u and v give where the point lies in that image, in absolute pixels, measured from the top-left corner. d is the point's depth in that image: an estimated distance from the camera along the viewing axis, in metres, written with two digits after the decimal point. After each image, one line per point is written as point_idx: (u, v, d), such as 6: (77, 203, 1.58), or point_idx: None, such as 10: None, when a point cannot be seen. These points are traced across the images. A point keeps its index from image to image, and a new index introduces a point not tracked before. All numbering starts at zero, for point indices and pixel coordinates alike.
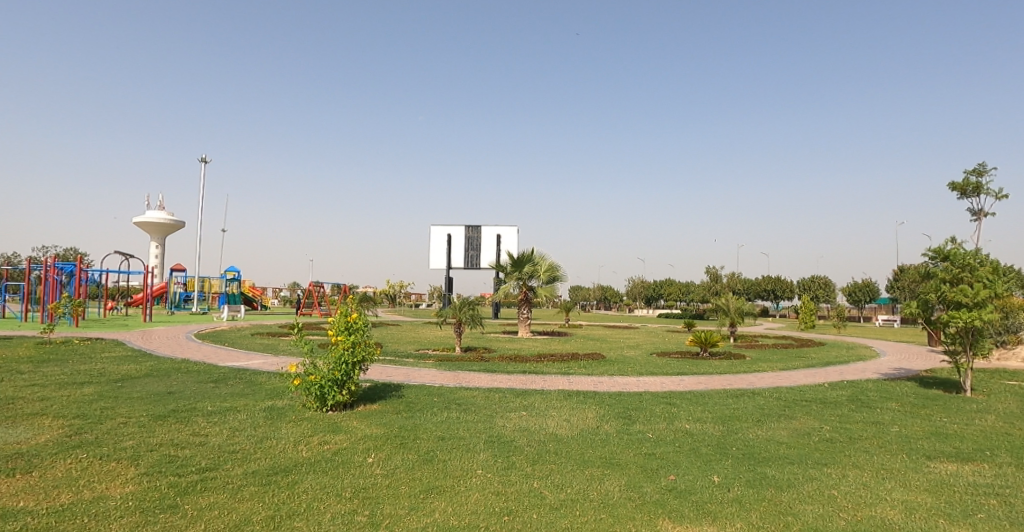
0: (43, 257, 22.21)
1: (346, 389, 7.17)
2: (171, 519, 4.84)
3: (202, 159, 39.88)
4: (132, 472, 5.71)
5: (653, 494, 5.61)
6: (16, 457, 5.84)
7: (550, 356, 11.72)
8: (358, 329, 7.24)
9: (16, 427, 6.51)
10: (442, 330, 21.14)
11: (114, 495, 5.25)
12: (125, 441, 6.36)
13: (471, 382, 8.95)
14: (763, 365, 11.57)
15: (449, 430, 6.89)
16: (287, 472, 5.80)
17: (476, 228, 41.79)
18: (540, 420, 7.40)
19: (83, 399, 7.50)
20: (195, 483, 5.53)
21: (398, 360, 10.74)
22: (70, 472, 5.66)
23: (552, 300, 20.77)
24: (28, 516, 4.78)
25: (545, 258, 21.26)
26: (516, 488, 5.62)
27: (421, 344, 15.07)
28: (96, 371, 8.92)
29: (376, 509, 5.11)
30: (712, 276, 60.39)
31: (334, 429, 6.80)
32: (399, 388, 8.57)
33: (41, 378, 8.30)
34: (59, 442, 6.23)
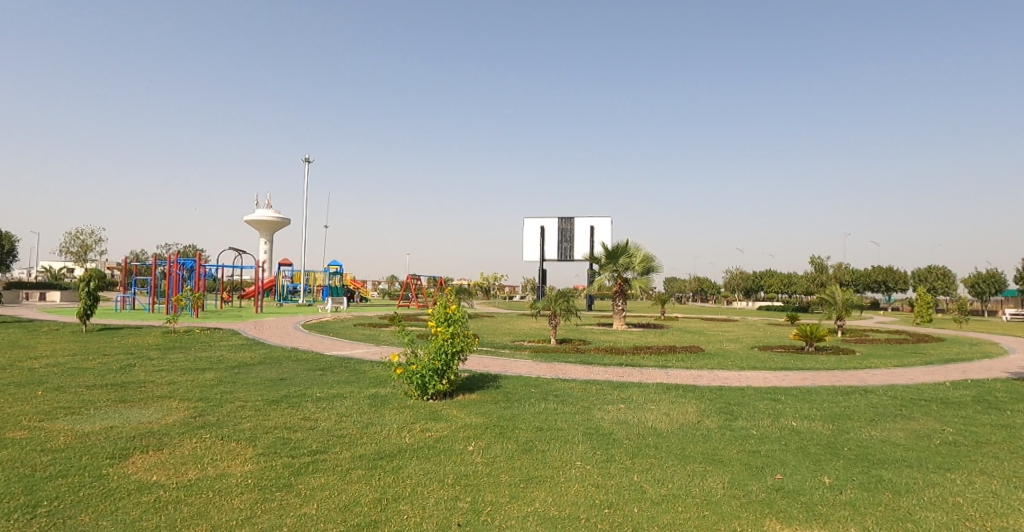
0: (170, 255, 23.97)
1: (446, 379, 7.25)
2: (286, 497, 5.16)
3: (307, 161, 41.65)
4: (250, 452, 6.12)
5: (758, 493, 5.36)
6: (148, 436, 6.49)
7: (648, 348, 11.48)
8: (456, 319, 7.28)
9: (150, 408, 7.13)
10: (538, 320, 21.30)
11: (235, 472, 5.68)
12: (244, 423, 6.77)
13: (568, 373, 8.92)
14: (875, 361, 10.84)
15: (547, 421, 6.86)
16: (392, 457, 5.99)
17: (570, 219, 41.82)
18: (640, 413, 7.24)
19: (206, 382, 8.12)
20: (307, 464, 5.85)
21: (495, 351, 10.89)
22: (195, 450, 6.18)
23: (648, 292, 20.40)
24: (161, 489, 5.33)
25: (639, 250, 20.92)
26: (616, 481, 5.55)
27: (517, 335, 15.22)
28: (216, 357, 9.61)
29: (477, 496, 5.20)
30: (817, 268, 57.38)
31: (435, 417, 6.91)
32: (499, 379, 8.64)
33: (169, 363, 9.02)
34: (185, 422, 6.76)
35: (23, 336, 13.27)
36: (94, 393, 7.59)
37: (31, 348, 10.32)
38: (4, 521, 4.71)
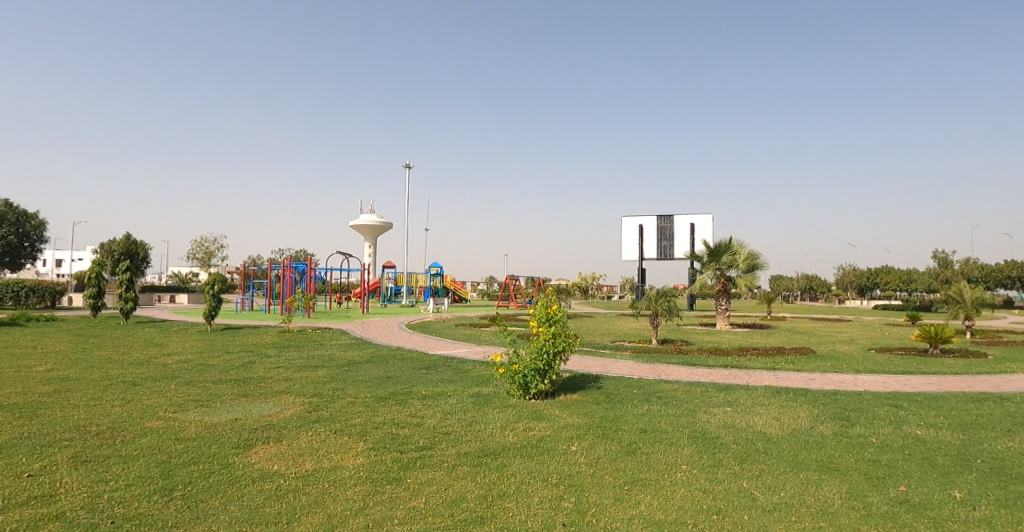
0: (283, 259, 25.88)
1: (548, 378, 7.33)
2: (396, 490, 5.38)
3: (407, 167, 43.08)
4: (361, 446, 6.43)
5: (880, 505, 5.05)
6: (269, 428, 6.97)
7: (753, 350, 11.09)
8: (557, 319, 7.35)
9: (270, 402, 7.65)
10: (636, 321, 21.06)
11: (348, 465, 5.99)
12: (355, 418, 7.12)
13: (670, 375, 8.78)
14: (1013, 366, 9.87)
15: (651, 423, 6.77)
16: (496, 455, 6.11)
17: (668, 218, 41.34)
18: (748, 417, 7.01)
19: (318, 379, 8.64)
20: (415, 459, 6.07)
21: (595, 351, 10.91)
22: (311, 443, 6.57)
23: (753, 291, 19.74)
24: (282, 479, 5.71)
25: (743, 247, 20.32)
26: (725, 487, 5.39)
27: (617, 336, 15.11)
28: (327, 356, 10.18)
29: (581, 497, 5.21)
30: (941, 263, 53.07)
31: (538, 417, 6.99)
32: (600, 380, 8.65)
33: (284, 361, 9.65)
34: (302, 416, 7.22)
35: (159, 334, 14.76)
36: (220, 387, 8.27)
37: (170, 346, 11.49)
38: (148, 502, 5.23)
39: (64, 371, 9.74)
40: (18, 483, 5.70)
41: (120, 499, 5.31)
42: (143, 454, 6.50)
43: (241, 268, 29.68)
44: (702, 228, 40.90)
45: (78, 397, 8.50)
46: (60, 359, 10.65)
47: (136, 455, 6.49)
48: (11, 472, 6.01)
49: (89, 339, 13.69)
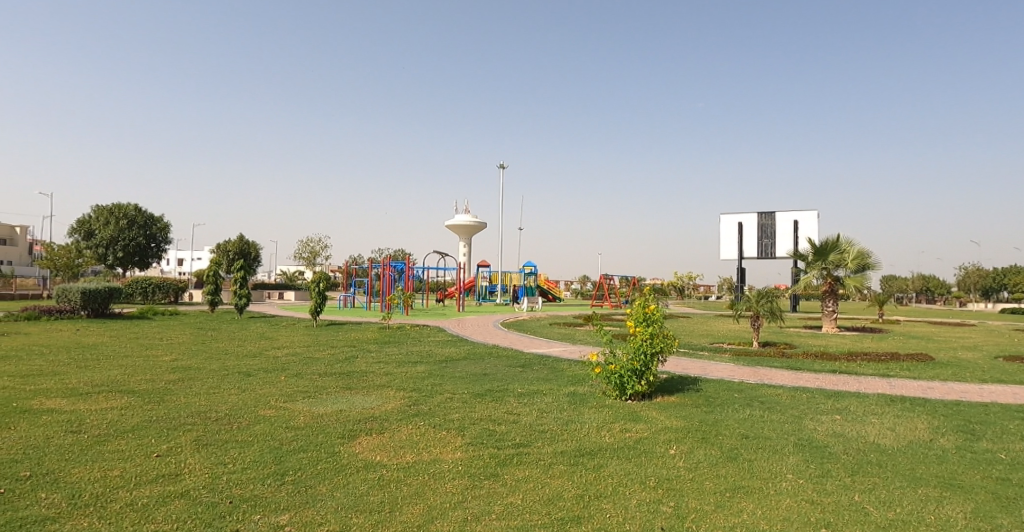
0: (383, 258, 27.43)
1: (645, 379, 7.42)
2: (494, 486, 5.54)
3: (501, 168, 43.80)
4: (459, 441, 6.66)
5: (1011, 529, 4.69)
6: (372, 420, 7.37)
7: (864, 355, 10.52)
8: (655, 320, 7.43)
9: (372, 396, 8.07)
10: (737, 323, 20.46)
11: (447, 459, 6.22)
12: (452, 414, 7.39)
13: (774, 379, 8.55)
14: None
15: (753, 429, 6.62)
16: (592, 455, 6.17)
17: (769, 215, 40.02)
18: (859, 426, 6.71)
19: (417, 375, 9.01)
20: (512, 456, 6.24)
21: (693, 352, 10.79)
22: (411, 436, 6.88)
23: (863, 292, 18.73)
24: (384, 469, 6.01)
25: (852, 246, 19.32)
26: (834, 499, 5.20)
27: (714, 337, 14.80)
28: (426, 352, 10.60)
29: (681, 501, 5.18)
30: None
31: (635, 418, 7.00)
32: (699, 383, 8.52)
33: (385, 356, 10.17)
34: (402, 410, 7.59)
35: (269, 328, 15.94)
36: (325, 380, 8.82)
37: (280, 341, 12.38)
38: (262, 485, 5.66)
39: (186, 361, 10.71)
40: (149, 462, 6.33)
41: (237, 481, 5.77)
42: (256, 440, 7.03)
43: (342, 265, 31.57)
44: (807, 225, 39.19)
45: (199, 385, 9.31)
46: (183, 350, 11.74)
47: (250, 440, 7.02)
48: (144, 452, 6.69)
49: (208, 332, 14.96)
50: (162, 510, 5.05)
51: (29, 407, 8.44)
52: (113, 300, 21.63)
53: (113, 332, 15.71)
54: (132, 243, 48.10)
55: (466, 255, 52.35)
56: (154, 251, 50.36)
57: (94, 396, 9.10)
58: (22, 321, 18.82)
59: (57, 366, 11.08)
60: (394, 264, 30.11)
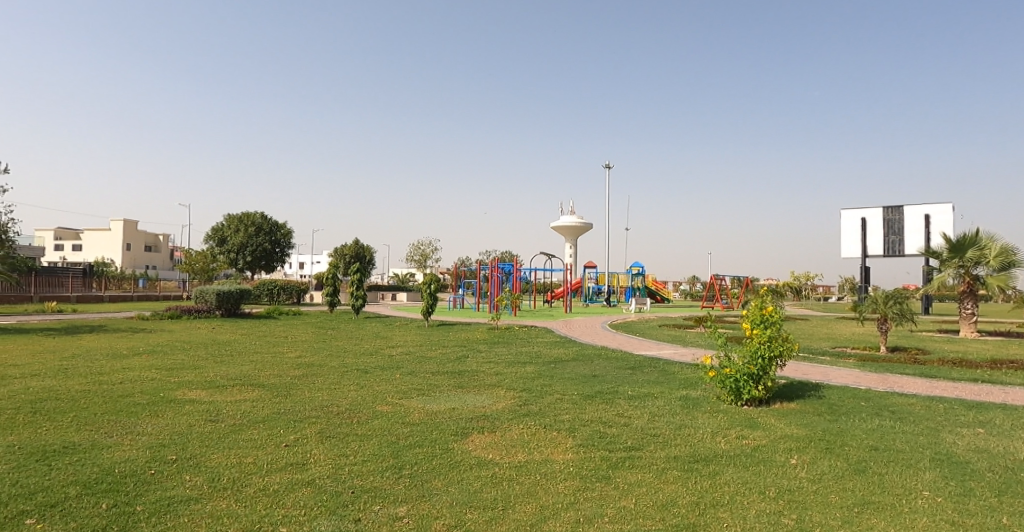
0: (490, 261, 29.34)
1: (761, 384, 8.11)
2: (606, 488, 5.67)
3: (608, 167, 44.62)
4: (570, 442, 6.88)
5: None
6: (484, 418, 7.75)
7: (1013, 363, 9.60)
8: (773, 325, 8.21)
9: (484, 394, 8.64)
10: (862, 325, 19.23)
11: (559, 459, 6.43)
12: (563, 415, 7.73)
13: (906, 387, 8.14)
14: None
15: (883, 441, 6.38)
16: (707, 462, 6.19)
17: (897, 209, 37.37)
18: (1006, 442, 6.24)
19: (525, 377, 10.20)
20: (624, 459, 6.35)
21: (812, 356, 10.48)
22: (522, 435, 7.18)
23: (1008, 292, 17.21)
24: (498, 467, 6.31)
25: (995, 241, 17.79)
26: (978, 521, 4.86)
27: (837, 341, 14.14)
28: (540, 370, 11.27)
29: (804, 515, 5.06)
30: None
31: (751, 425, 7.28)
32: (821, 397, 8.27)
33: (500, 368, 10.98)
34: (513, 410, 8.01)
35: (385, 329, 17.63)
36: (436, 379, 9.55)
37: (396, 344, 13.29)
38: (381, 477, 6.06)
39: (308, 358, 11.72)
40: (278, 451, 6.95)
41: (358, 472, 6.21)
42: (375, 434, 7.56)
43: (452, 269, 34.04)
44: (941, 218, 36.12)
45: (319, 380, 10.12)
46: (306, 347, 12.83)
47: (370, 435, 7.55)
48: (273, 441, 7.35)
49: (330, 330, 16.31)
50: (291, 496, 5.44)
51: (176, 396, 9.50)
52: (244, 301, 23.79)
53: (243, 329, 17.38)
54: (259, 250, 53.31)
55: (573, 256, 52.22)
56: (278, 255, 55.20)
57: (227, 388, 10.09)
58: (164, 318, 21.33)
59: (198, 360, 12.40)
60: (500, 264, 31.92)
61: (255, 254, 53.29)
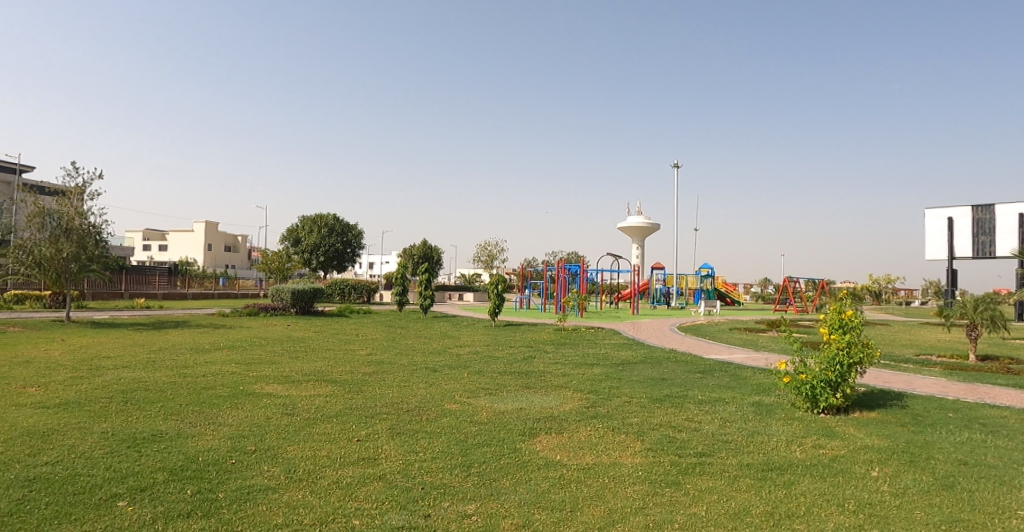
0: (557, 262, 29.59)
1: (839, 392, 7.89)
2: (675, 494, 5.68)
3: (676, 166, 43.75)
4: (639, 446, 6.96)
5: None
6: (552, 419, 7.95)
7: None
8: (852, 328, 7.99)
9: (552, 396, 8.95)
10: (950, 331, 18.02)
11: (627, 463, 6.49)
12: (631, 418, 7.96)
13: (999, 398, 7.63)
14: None
15: (973, 455, 6.04)
16: (782, 471, 6.10)
17: (987, 208, 34.49)
18: None
19: (592, 378, 10.38)
20: (694, 465, 6.35)
21: (894, 362, 9.98)
22: (590, 437, 7.31)
23: None
24: (566, 468, 6.45)
25: None
26: None
27: (921, 348, 13.38)
28: (611, 372, 11.33)
29: (885, 529, 4.88)
30: None
31: (828, 434, 7.11)
32: (903, 406, 7.87)
33: (566, 368, 11.18)
34: (581, 411, 8.23)
35: (452, 328, 18.16)
36: (504, 379, 9.93)
37: (463, 343, 13.69)
38: (451, 474, 6.34)
39: (378, 356, 12.28)
40: (353, 445, 7.38)
41: (429, 469, 6.51)
42: (444, 431, 7.88)
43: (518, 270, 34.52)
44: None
45: (391, 377, 10.61)
46: (377, 345, 13.47)
47: (439, 432, 7.88)
48: (349, 436, 7.81)
49: (398, 329, 16.99)
50: (365, 489, 5.79)
51: (255, 389, 10.23)
52: (316, 299, 25.12)
53: (316, 327, 18.36)
54: (331, 250, 55.94)
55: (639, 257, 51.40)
56: (349, 255, 57.77)
57: (304, 383, 10.75)
58: (242, 315, 22.84)
59: (276, 355, 13.25)
60: (567, 266, 32.05)
61: (328, 255, 55.99)
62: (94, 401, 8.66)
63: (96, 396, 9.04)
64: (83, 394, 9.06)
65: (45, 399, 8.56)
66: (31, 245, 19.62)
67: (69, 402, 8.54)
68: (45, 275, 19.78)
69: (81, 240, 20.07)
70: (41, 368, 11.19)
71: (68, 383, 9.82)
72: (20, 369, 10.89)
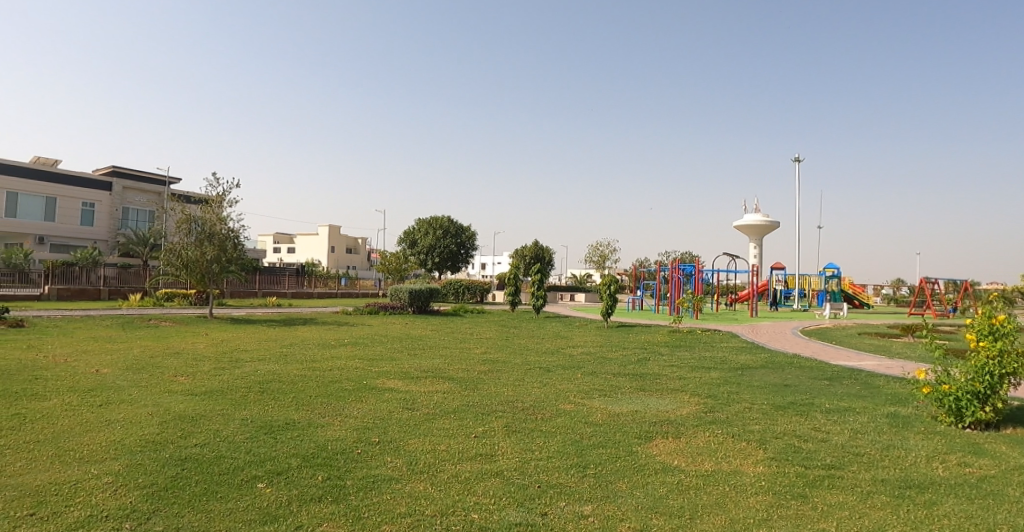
0: (671, 262, 28.83)
1: (989, 406, 7.20)
2: (802, 507, 5.60)
3: (796, 160, 40.52)
4: (761, 454, 6.92)
5: None
6: (669, 423, 8.09)
7: None
8: (1006, 335, 7.25)
9: (669, 399, 9.07)
10: None
11: (748, 471, 6.49)
12: (753, 426, 7.87)
13: None
14: None
15: None
16: (922, 489, 5.78)
17: None
18: None
19: (711, 382, 10.26)
20: (822, 478, 6.20)
21: None
22: (709, 443, 7.38)
23: None
24: (684, 473, 6.58)
25: None
26: None
27: None
28: (730, 376, 11.13)
29: None
30: None
31: (976, 451, 6.55)
32: None
33: (680, 371, 11.15)
34: (699, 416, 8.28)
35: (564, 329, 18.58)
36: (618, 381, 10.16)
37: (576, 344, 14.04)
38: (568, 474, 6.73)
39: (493, 355, 13.03)
40: (473, 441, 8.03)
41: (547, 468, 6.96)
42: (560, 432, 8.29)
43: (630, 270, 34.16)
44: None
45: (506, 376, 11.24)
46: (491, 345, 14.23)
47: (555, 432, 8.31)
48: (467, 432, 8.51)
49: (511, 329, 17.74)
50: (483, 485, 6.38)
51: (377, 384, 11.34)
52: (431, 299, 26.83)
53: (432, 326, 19.63)
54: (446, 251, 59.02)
55: (756, 256, 48.53)
56: (463, 256, 60.62)
57: (423, 379, 11.72)
58: (364, 313, 25.00)
59: (396, 352, 14.48)
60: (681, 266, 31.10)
61: (442, 256, 59.10)
62: (234, 390, 10.16)
63: (236, 386, 10.59)
64: (225, 384, 10.67)
65: (193, 387, 10.20)
66: (180, 248, 22.99)
67: (212, 390, 10.09)
68: (191, 275, 23.11)
69: (221, 243, 23.22)
70: (190, 359, 13.20)
71: (213, 373, 11.57)
72: (173, 360, 12.93)
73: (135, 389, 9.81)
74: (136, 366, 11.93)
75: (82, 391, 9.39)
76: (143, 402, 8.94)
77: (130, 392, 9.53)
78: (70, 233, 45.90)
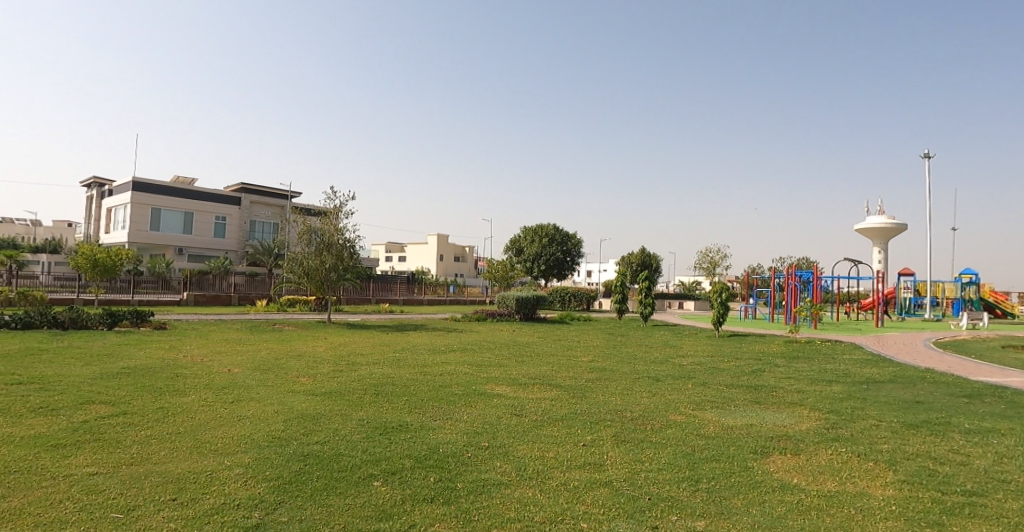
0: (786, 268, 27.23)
1: None
2: None
3: (926, 156, 36.61)
4: (890, 476, 6.66)
5: None
6: (787, 439, 7.97)
7: None
8: None
9: (787, 414, 8.89)
10: None
11: (876, 494, 6.30)
12: (880, 445, 7.54)
13: None
14: None
15: None
16: None
17: None
18: None
19: (832, 397, 9.85)
20: (961, 505, 5.88)
21: None
22: (831, 462, 7.21)
23: None
24: (805, 493, 6.52)
25: None
26: None
27: None
28: (854, 390, 10.60)
29: None
30: None
31: None
32: None
33: (797, 383, 10.80)
34: (820, 433, 8.07)
35: (672, 338, 18.39)
36: (731, 393, 10.07)
37: (685, 354, 13.92)
38: (678, 487, 6.91)
39: (600, 363, 13.34)
40: (583, 450, 8.43)
41: (658, 480, 7.19)
42: (670, 443, 8.45)
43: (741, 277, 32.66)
44: None
45: (613, 385, 11.50)
46: (596, 353, 14.52)
47: (665, 443, 8.48)
48: (576, 440, 8.91)
49: (617, 337, 17.88)
50: (593, 494, 6.78)
51: (486, 390, 12.10)
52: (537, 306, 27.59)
53: (537, 333, 20.28)
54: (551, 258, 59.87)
55: (884, 261, 44.22)
56: (569, 263, 61.19)
57: (531, 386, 12.29)
58: (472, 320, 26.22)
59: (503, 359, 15.21)
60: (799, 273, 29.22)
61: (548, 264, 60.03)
62: (350, 392, 11.38)
63: (352, 388, 11.82)
64: (342, 385, 11.95)
65: (313, 388, 11.58)
66: (302, 258, 25.65)
67: (329, 391, 11.38)
68: (311, 282, 25.67)
69: (337, 253, 25.67)
70: (312, 362, 14.83)
71: (332, 376, 12.97)
72: (297, 362, 14.62)
73: (263, 388, 11.33)
74: (263, 367, 13.69)
75: (217, 389, 11.03)
76: (269, 400, 10.37)
77: (258, 391, 11.05)
78: (205, 244, 52.59)
